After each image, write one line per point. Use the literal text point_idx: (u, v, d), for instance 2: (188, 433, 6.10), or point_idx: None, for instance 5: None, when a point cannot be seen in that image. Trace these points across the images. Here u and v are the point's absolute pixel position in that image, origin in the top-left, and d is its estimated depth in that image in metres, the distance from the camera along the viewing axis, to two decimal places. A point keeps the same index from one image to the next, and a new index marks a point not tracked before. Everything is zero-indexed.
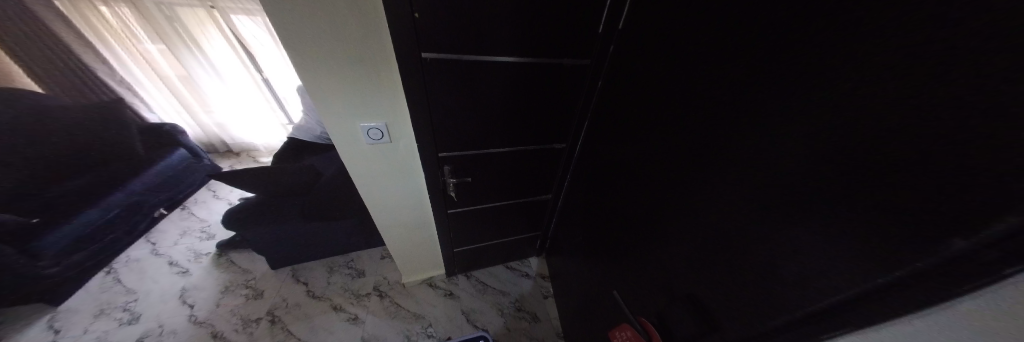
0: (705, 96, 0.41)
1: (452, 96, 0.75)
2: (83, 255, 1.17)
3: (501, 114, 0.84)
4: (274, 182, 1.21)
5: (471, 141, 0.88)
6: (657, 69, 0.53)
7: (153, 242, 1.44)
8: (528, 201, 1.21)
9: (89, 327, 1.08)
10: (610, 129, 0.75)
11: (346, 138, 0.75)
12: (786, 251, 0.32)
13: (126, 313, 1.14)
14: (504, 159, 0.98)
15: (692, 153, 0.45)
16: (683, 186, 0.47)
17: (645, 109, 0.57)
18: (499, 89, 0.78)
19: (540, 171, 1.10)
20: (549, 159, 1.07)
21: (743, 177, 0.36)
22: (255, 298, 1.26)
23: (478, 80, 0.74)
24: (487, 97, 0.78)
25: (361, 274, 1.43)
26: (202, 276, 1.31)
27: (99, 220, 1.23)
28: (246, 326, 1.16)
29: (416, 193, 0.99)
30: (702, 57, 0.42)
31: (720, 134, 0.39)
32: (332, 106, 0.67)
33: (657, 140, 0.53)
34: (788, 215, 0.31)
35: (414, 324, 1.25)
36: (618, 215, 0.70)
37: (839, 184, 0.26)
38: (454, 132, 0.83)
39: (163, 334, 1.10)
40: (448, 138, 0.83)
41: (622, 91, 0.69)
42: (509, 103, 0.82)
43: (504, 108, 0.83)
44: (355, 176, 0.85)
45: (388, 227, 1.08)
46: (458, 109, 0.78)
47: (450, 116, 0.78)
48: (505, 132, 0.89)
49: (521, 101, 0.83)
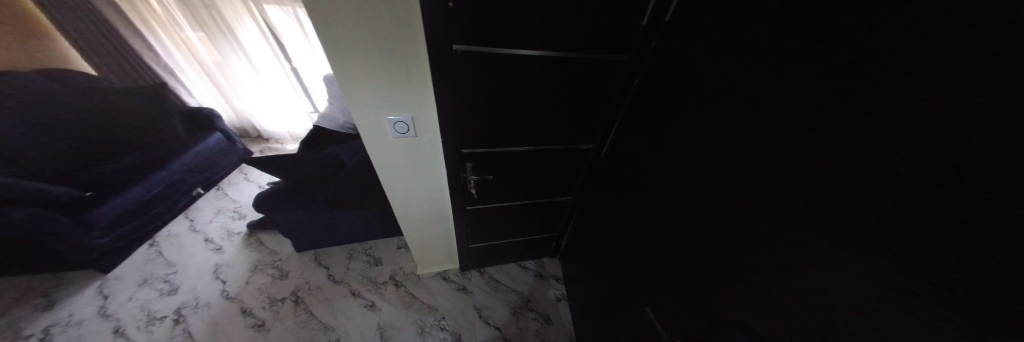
0: (771, 100, 0.35)
1: (477, 91, 0.71)
2: (129, 228, 1.26)
3: (527, 111, 0.80)
4: (300, 169, 1.24)
5: (497, 138, 0.85)
6: (712, 68, 0.47)
7: (191, 219, 1.54)
8: (548, 201, 1.18)
9: (135, 294, 1.17)
10: (646, 131, 0.70)
11: (372, 130, 0.74)
12: (858, 287, 0.27)
13: (165, 284, 1.22)
14: (527, 158, 0.95)
15: (749, 164, 0.39)
16: (735, 201, 0.42)
17: (694, 112, 0.51)
18: (525, 85, 0.74)
19: (563, 172, 1.06)
20: (574, 160, 1.03)
21: (814, 198, 0.31)
22: (280, 279, 1.32)
23: (504, 75, 0.70)
24: (514, 93, 0.75)
25: (378, 263, 1.46)
26: (234, 254, 1.38)
27: (144, 196, 1.32)
28: (273, 304, 1.22)
29: (437, 189, 0.98)
30: (769, 54, 0.36)
31: (789, 143, 0.33)
32: (360, 99, 0.67)
33: (708, 147, 0.47)
34: (873, 246, 0.26)
35: (427, 316, 1.27)
36: (652, 225, 0.65)
37: (963, 227, 0.21)
38: (479, 128, 0.80)
39: (198, 306, 1.17)
40: (473, 134, 0.81)
41: (664, 90, 0.63)
42: (536, 100, 0.78)
43: (529, 105, 0.79)
44: (379, 169, 0.85)
45: (407, 220, 1.08)
46: (483, 104, 0.75)
47: (476, 111, 0.76)
48: (530, 130, 0.86)
49: (548, 97, 0.79)
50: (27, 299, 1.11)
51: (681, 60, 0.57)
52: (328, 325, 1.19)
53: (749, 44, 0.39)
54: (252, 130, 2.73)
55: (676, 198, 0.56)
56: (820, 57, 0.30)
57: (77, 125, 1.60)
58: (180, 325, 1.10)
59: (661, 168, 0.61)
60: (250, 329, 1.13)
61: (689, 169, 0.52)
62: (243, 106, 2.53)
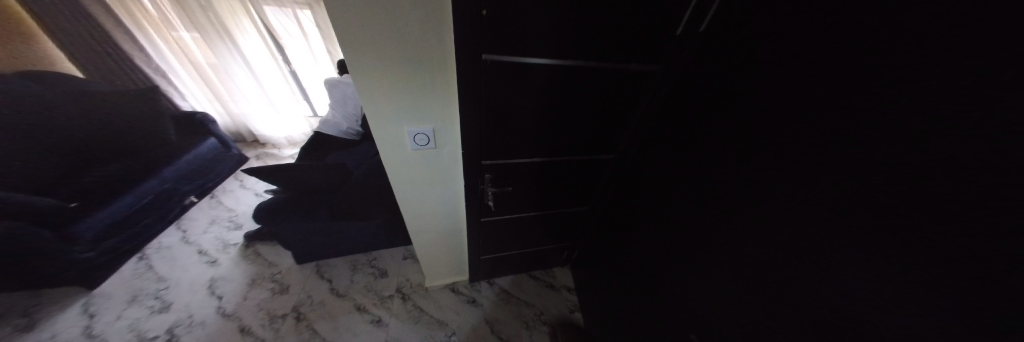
0: (813, 119, 0.32)
1: (493, 101, 0.67)
2: (117, 240, 1.18)
3: (546, 121, 0.76)
4: (303, 178, 1.19)
5: (518, 148, 0.81)
6: (744, 82, 0.44)
7: (183, 230, 1.43)
8: (562, 212, 1.14)
9: (123, 313, 1.08)
10: (668, 143, 0.66)
11: (392, 143, 0.70)
12: (930, 335, 0.24)
13: (156, 302, 1.13)
14: (546, 169, 0.91)
15: (783, 187, 0.37)
16: (767, 224, 0.39)
17: (719, 128, 0.48)
18: (544, 95, 0.70)
19: (580, 183, 1.02)
20: (590, 171, 0.99)
21: (861, 229, 0.28)
22: (281, 293, 1.25)
23: (523, 84, 0.66)
24: (533, 103, 0.71)
25: (383, 274, 1.40)
26: (230, 268, 1.31)
27: (132, 207, 1.22)
28: (273, 321, 1.16)
29: (452, 201, 0.94)
30: (809, 71, 0.33)
31: (834, 167, 0.30)
32: (381, 110, 0.62)
33: (737, 166, 0.44)
34: (947, 290, 0.23)
35: (438, 331, 1.22)
36: (676, 243, 0.62)
37: None
38: (501, 141, 0.77)
39: (192, 325, 1.09)
40: (495, 145, 0.77)
41: (689, 103, 0.60)
42: (557, 109, 0.74)
43: (547, 115, 0.75)
44: (394, 182, 0.80)
45: (419, 233, 1.03)
46: (501, 115, 0.70)
47: (492, 121, 0.71)
48: (552, 141, 0.83)
49: (570, 107, 0.75)
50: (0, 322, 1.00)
51: (707, 70, 0.54)
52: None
53: (788, 56, 0.36)
54: (247, 134, 2.62)
55: (703, 216, 0.53)
56: (874, 77, 0.27)
57: (63, 131, 1.51)
58: None
59: (684, 184, 0.58)
60: None
61: (717, 188, 0.49)
62: (238, 109, 2.44)
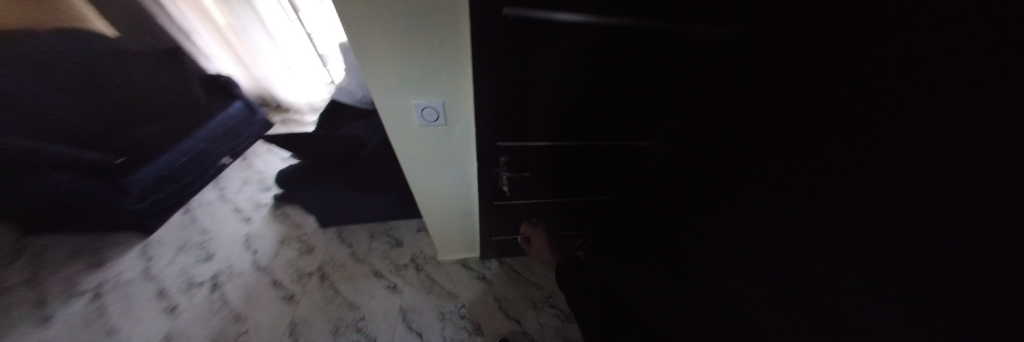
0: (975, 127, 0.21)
1: (510, 73, 0.52)
2: (164, 194, 1.28)
3: (577, 103, 0.61)
4: (318, 148, 1.17)
5: (541, 131, 0.68)
6: None
7: (221, 188, 1.53)
8: (584, 201, 1.02)
9: (174, 259, 1.20)
10: (734, 137, 0.51)
11: (398, 116, 0.62)
12: None
13: (201, 251, 1.25)
14: (574, 156, 0.78)
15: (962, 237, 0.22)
16: (894, 282, 0.27)
17: (838, 125, 0.32)
18: (578, 70, 0.53)
19: (609, 174, 0.87)
20: (626, 163, 0.82)
21: None
22: (307, 254, 1.33)
23: (552, 54, 0.50)
24: (564, 80, 0.55)
25: (398, 245, 1.44)
26: (263, 226, 1.40)
27: (172, 165, 1.31)
28: (301, 278, 1.25)
29: (464, 182, 0.87)
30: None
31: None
32: (383, 77, 0.53)
33: (852, 186, 0.30)
34: None
35: (447, 303, 1.26)
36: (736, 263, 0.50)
37: None
38: (522, 121, 0.64)
39: (233, 275, 1.21)
40: (514, 126, 0.65)
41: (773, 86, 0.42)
42: (593, 90, 0.58)
43: (579, 96, 0.59)
44: (403, 160, 0.74)
45: (430, 212, 0.99)
46: (522, 92, 0.57)
47: (508, 100, 0.58)
48: (586, 125, 0.67)
49: (612, 87, 0.58)
50: (76, 259, 1.12)
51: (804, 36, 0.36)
52: (353, 304, 1.20)
53: (945, 18, 0.22)
54: (271, 100, 2.65)
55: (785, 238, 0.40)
56: None
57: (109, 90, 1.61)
58: (218, 292, 1.14)
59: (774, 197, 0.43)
60: (281, 300, 1.17)
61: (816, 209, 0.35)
62: (260, 72, 2.44)
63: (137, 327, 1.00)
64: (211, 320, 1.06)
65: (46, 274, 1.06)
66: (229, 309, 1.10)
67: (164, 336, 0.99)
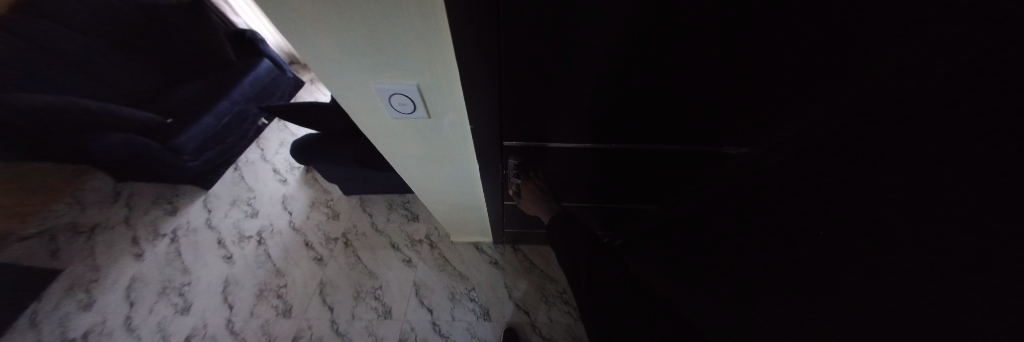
0: None
1: (515, 47, 0.33)
2: (213, 153, 1.38)
3: (631, 89, 0.39)
4: (327, 120, 1.04)
5: (563, 128, 0.48)
6: None
7: (261, 148, 1.64)
8: (618, 208, 0.83)
9: (229, 213, 1.36)
10: None
11: (363, 105, 0.44)
12: None
13: (248, 207, 1.40)
14: (603, 159, 0.58)
15: None
16: None
17: None
18: (637, 39, 0.31)
19: (655, 183, 0.66)
20: (682, 172, 0.61)
21: None
22: (333, 219, 1.40)
23: (587, 12, 0.28)
24: (604, 56, 0.34)
25: (414, 219, 1.43)
26: (296, 188, 1.49)
27: (216, 126, 1.38)
28: (329, 242, 1.33)
29: (466, 181, 0.70)
30: None
31: None
32: (322, 50, 0.34)
33: None
34: None
35: (458, 284, 1.24)
36: None
37: None
38: (532, 114, 0.45)
39: (273, 232, 1.33)
40: (522, 121, 0.47)
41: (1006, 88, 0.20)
42: (658, 70, 0.35)
43: (634, 79, 0.37)
44: (387, 154, 0.59)
45: (434, 205, 0.87)
46: (534, 77, 0.38)
47: (509, 89, 0.40)
48: (635, 117, 0.44)
49: (700, 65, 0.33)
50: (158, 204, 1.34)
51: None
52: (372, 272, 1.26)
53: None
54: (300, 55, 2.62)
55: None
56: None
57: None
58: (262, 246, 1.28)
59: None
60: (312, 261, 1.27)
61: None
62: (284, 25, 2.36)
63: (203, 269, 1.19)
64: (258, 271, 1.22)
65: (137, 216, 1.29)
66: (272, 263, 1.24)
67: (224, 280, 1.17)
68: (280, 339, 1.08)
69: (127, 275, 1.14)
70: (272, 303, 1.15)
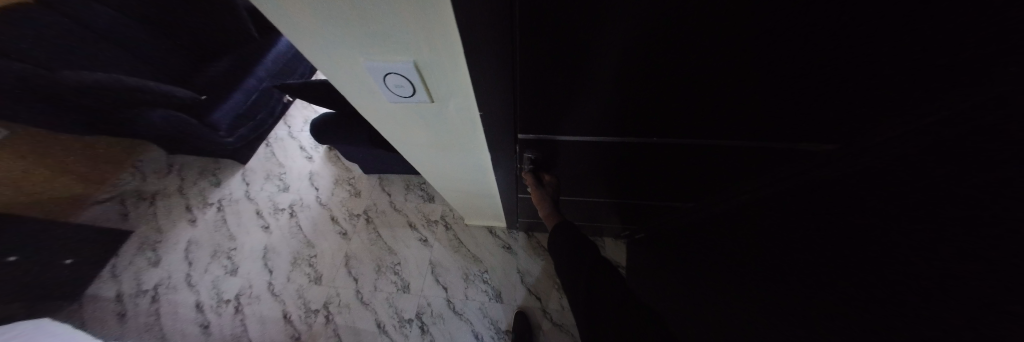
0: None
1: (536, 18, 0.24)
2: (246, 130, 1.46)
3: (692, 73, 0.28)
4: (340, 100, 1.01)
5: (585, 117, 0.40)
6: None
7: (289, 126, 1.70)
8: (641, 205, 0.75)
9: (264, 186, 1.47)
10: None
11: (359, 87, 0.39)
12: None
13: (280, 182, 1.49)
14: (629, 154, 0.50)
15: None
16: None
17: None
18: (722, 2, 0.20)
19: (691, 182, 0.57)
20: (718, 177, 0.52)
21: None
22: (355, 196, 1.46)
23: None
24: (656, 33, 0.24)
25: (430, 200, 1.44)
26: (321, 165, 1.55)
27: (245, 102, 1.43)
28: (352, 218, 1.39)
29: (478, 169, 0.65)
30: None
31: None
32: (295, 18, 0.28)
33: None
34: None
35: (472, 266, 1.26)
36: None
37: None
38: (554, 105, 0.37)
39: (302, 206, 1.42)
40: (541, 113, 0.39)
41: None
42: (742, 45, 0.24)
43: (701, 59, 0.26)
44: (392, 140, 0.55)
45: (446, 191, 0.84)
46: (557, 60, 0.29)
47: (524, 73, 0.31)
48: (684, 109, 0.35)
49: (813, 42, 0.22)
50: (205, 176, 1.48)
51: None
52: (392, 249, 1.31)
53: None
54: None
55: None
56: None
57: None
58: (294, 219, 1.38)
59: None
60: (337, 235, 1.35)
61: None
62: None
63: (245, 237, 1.31)
64: (291, 241, 1.32)
65: (188, 187, 1.44)
66: (302, 234, 1.34)
67: (263, 247, 1.29)
68: (312, 302, 1.19)
69: (184, 238, 1.30)
70: (304, 271, 1.25)
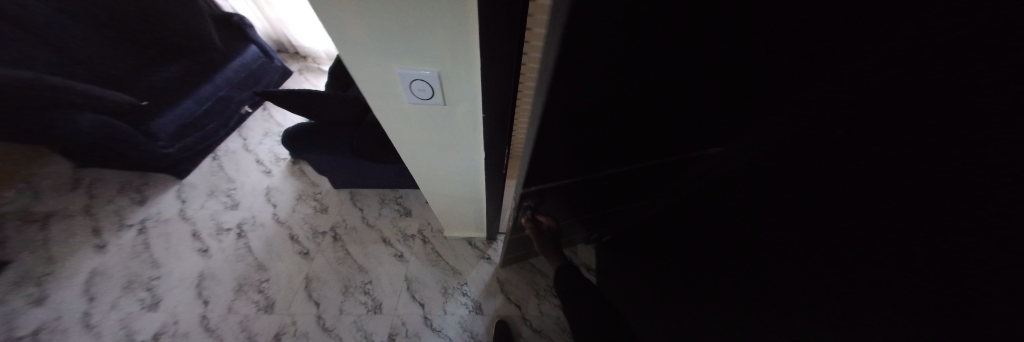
0: None
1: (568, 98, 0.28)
2: (191, 140, 1.31)
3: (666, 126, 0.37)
4: (323, 110, 1.02)
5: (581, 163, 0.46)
6: None
7: (243, 138, 1.56)
8: (608, 213, 0.88)
9: (205, 203, 1.29)
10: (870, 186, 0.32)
11: (382, 90, 0.47)
12: None
13: (228, 198, 1.32)
14: (611, 182, 0.59)
15: None
16: None
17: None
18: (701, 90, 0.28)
19: (647, 190, 0.72)
20: (660, 184, 0.69)
21: None
22: (322, 212, 1.36)
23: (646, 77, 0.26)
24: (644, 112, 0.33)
25: (407, 214, 1.42)
26: (282, 180, 1.43)
27: (196, 110, 1.31)
28: (316, 236, 1.28)
29: (469, 172, 0.73)
30: None
31: None
32: (351, 33, 0.36)
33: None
34: None
35: (451, 279, 1.25)
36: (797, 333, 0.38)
37: None
38: (559, 161, 0.43)
39: (256, 224, 1.27)
40: (551, 169, 0.46)
41: None
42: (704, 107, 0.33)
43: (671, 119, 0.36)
44: (396, 140, 0.61)
45: (433, 195, 0.89)
46: (584, 113, 0.31)
47: (548, 131, 0.33)
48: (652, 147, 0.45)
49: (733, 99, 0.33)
50: (124, 193, 1.26)
51: None
52: (362, 267, 1.23)
53: None
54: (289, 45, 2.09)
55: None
56: None
57: None
58: (242, 240, 1.22)
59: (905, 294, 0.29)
60: (297, 255, 1.22)
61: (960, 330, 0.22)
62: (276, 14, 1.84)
63: (174, 263, 1.11)
64: (236, 265, 1.15)
65: (99, 205, 1.21)
66: (252, 257, 1.18)
67: (198, 274, 1.10)
68: (260, 335, 1.03)
69: (86, 267, 1.05)
70: (252, 298, 1.09)
